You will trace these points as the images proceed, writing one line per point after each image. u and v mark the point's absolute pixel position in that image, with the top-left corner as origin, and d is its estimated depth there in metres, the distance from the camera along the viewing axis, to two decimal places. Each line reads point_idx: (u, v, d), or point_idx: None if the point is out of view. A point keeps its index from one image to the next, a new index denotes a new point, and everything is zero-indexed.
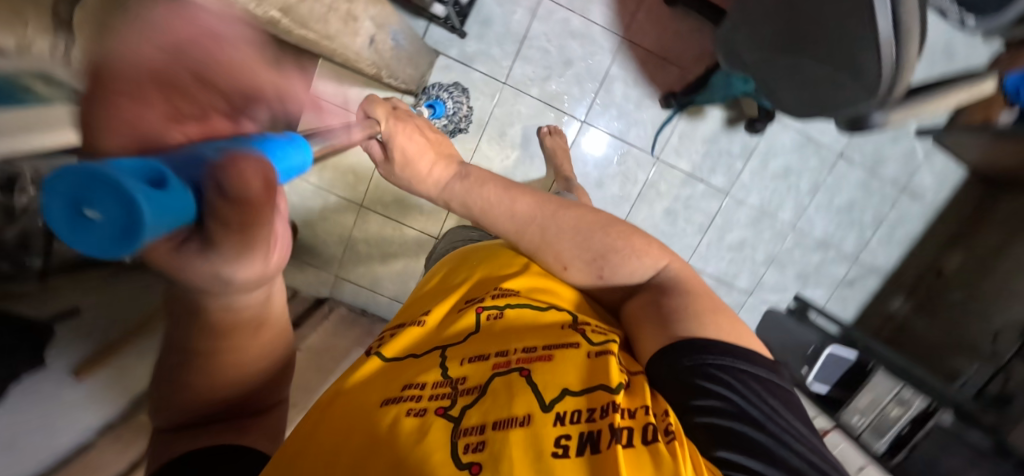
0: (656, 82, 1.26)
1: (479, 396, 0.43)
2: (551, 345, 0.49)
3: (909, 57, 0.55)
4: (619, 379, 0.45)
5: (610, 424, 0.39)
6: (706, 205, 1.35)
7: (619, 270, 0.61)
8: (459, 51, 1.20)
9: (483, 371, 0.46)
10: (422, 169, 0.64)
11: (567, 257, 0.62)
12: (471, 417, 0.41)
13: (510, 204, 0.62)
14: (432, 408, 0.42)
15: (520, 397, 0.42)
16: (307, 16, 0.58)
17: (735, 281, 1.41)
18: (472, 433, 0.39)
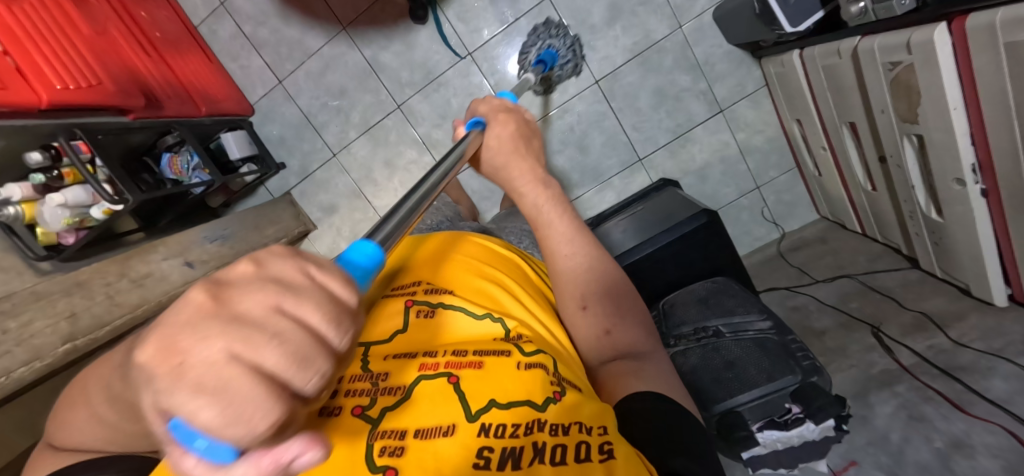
0: (397, 13, 1.17)
1: (406, 397, 0.38)
2: (488, 347, 0.42)
3: None
4: (551, 390, 0.38)
5: (541, 442, 0.34)
6: (547, 24, 1.15)
7: (628, 334, 0.52)
8: (295, 174, 1.32)
9: (410, 371, 0.40)
10: (511, 161, 0.60)
11: (593, 295, 0.53)
12: (391, 421, 0.36)
13: (581, 256, 0.56)
14: (349, 409, 0.38)
15: (446, 407, 0.36)
16: (97, 319, 0.77)
17: (654, 34, 1.14)
18: (392, 437, 0.34)
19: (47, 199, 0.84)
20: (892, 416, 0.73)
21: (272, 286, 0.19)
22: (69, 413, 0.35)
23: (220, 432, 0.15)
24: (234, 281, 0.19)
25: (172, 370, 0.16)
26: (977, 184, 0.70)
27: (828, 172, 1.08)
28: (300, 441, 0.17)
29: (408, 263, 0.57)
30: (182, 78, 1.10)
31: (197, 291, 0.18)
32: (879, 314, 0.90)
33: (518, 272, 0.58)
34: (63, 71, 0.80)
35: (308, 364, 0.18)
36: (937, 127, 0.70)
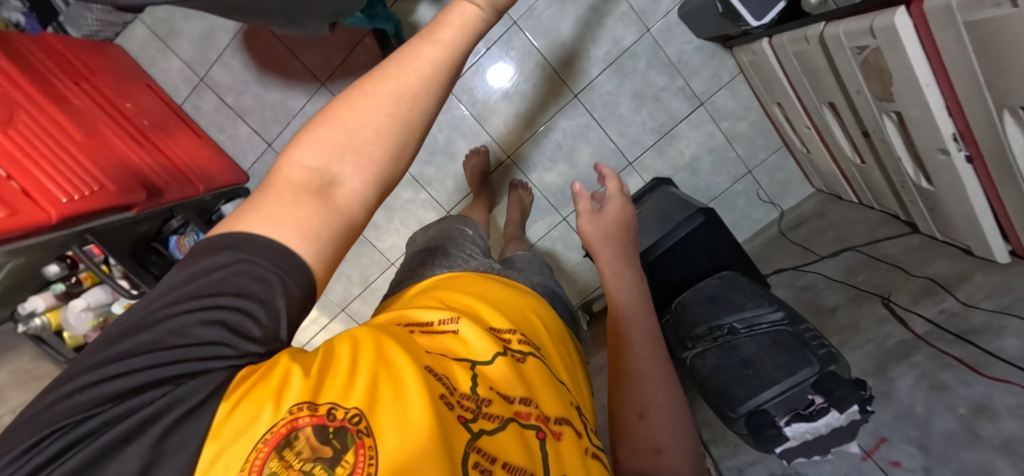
0: (371, 62, 1.19)
1: (503, 428, 0.32)
2: (562, 410, 0.37)
3: None
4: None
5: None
6: (518, 48, 1.17)
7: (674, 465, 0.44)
8: None
9: (507, 405, 0.34)
10: (616, 240, 0.60)
11: (658, 411, 0.46)
12: (488, 446, 0.30)
13: (660, 364, 0.49)
14: (460, 410, 0.31)
15: (525, 451, 0.32)
16: None
17: (624, 41, 1.16)
18: (484, 460, 0.29)
19: (69, 305, 0.87)
20: (914, 387, 0.75)
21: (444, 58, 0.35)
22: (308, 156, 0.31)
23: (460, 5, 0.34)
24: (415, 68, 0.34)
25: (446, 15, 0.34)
26: (961, 152, 0.71)
27: (816, 148, 1.10)
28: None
29: (484, 289, 0.47)
30: (175, 161, 1.12)
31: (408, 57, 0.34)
32: (886, 284, 0.92)
33: (562, 328, 0.51)
34: (63, 181, 0.82)
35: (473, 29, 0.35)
36: (913, 104, 0.72)
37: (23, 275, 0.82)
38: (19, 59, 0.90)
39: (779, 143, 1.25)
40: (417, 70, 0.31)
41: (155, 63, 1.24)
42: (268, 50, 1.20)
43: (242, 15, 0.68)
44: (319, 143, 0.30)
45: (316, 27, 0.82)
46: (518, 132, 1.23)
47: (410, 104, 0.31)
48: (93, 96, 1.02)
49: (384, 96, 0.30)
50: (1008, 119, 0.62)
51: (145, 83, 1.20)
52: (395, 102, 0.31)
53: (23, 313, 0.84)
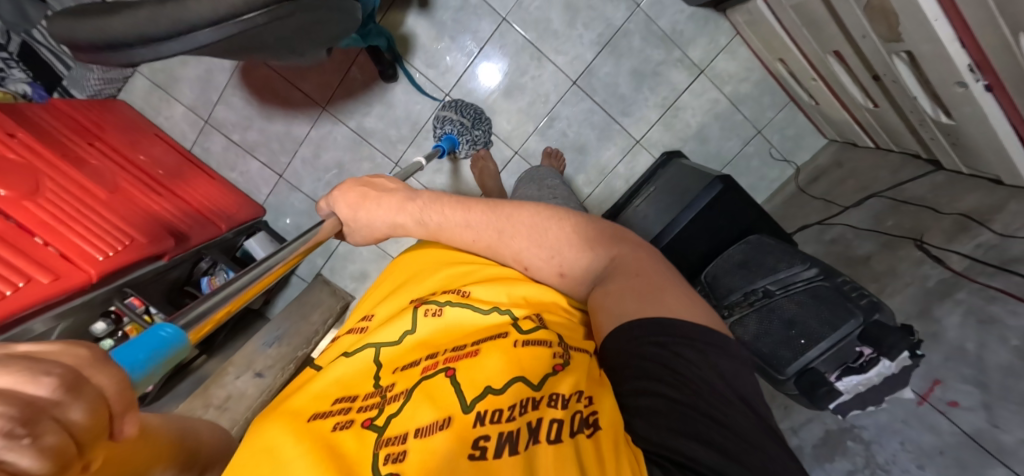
0: (368, 79, 1.20)
1: (407, 402, 0.43)
2: (486, 337, 0.49)
3: (195, 31, 0.51)
4: (552, 365, 0.44)
5: (536, 420, 0.39)
6: (510, 44, 1.17)
7: (580, 260, 0.54)
8: (320, 255, 1.36)
9: (413, 380, 0.46)
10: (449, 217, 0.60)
11: (527, 256, 0.56)
12: (396, 427, 0.41)
13: (534, 228, 0.57)
14: (359, 421, 0.43)
15: (439, 406, 0.42)
16: None
17: (615, 20, 1.16)
18: (394, 444, 0.40)
19: None
20: (962, 325, 0.74)
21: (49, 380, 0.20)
22: None
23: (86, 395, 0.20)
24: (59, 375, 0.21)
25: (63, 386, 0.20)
26: (979, 82, 0.70)
27: (825, 99, 1.08)
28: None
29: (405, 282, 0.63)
30: (195, 204, 1.14)
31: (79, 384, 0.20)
32: (918, 225, 0.90)
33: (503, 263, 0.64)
34: (95, 241, 0.85)
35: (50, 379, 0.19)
36: (923, 40, 0.71)
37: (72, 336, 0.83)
38: (31, 127, 0.93)
39: (785, 99, 1.24)
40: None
41: (160, 112, 1.26)
42: (267, 83, 1.22)
43: (249, 54, 0.69)
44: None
45: (315, 54, 0.83)
46: (521, 127, 1.24)
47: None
48: (107, 153, 1.04)
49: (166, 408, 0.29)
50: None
51: (155, 133, 1.22)
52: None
53: None
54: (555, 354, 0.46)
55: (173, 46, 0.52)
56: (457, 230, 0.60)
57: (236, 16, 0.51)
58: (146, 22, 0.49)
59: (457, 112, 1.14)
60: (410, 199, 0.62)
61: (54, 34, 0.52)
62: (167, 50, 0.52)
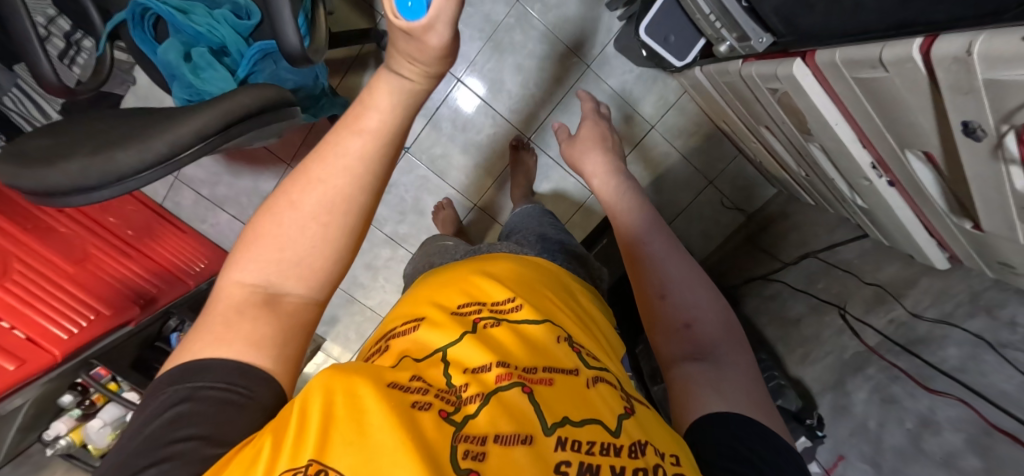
0: None
1: (486, 407, 0.31)
2: (554, 362, 0.37)
3: (130, 180, 0.56)
4: (621, 405, 0.34)
5: (622, 466, 0.28)
6: (467, 105, 1.21)
7: (711, 327, 0.41)
8: None
9: (493, 382, 0.34)
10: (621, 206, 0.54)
11: (673, 282, 0.44)
12: (479, 426, 0.30)
13: (677, 258, 0.46)
14: (435, 406, 0.31)
15: (518, 416, 0.30)
16: None
17: (567, 80, 1.19)
18: (474, 441, 0.28)
19: (88, 424, 0.95)
20: (868, 402, 0.79)
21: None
22: (251, 260, 0.32)
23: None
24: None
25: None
26: (882, 178, 0.74)
27: (765, 160, 1.12)
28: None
29: (447, 281, 0.49)
30: (163, 263, 1.20)
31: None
32: (843, 292, 0.95)
33: (555, 283, 0.51)
34: (61, 319, 0.90)
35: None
36: (828, 139, 0.74)
37: (41, 408, 0.89)
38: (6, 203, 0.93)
39: (734, 151, 1.28)
40: (347, 169, 0.31)
41: None
42: None
43: None
44: (255, 260, 0.32)
45: (265, 142, 0.87)
46: (481, 181, 1.28)
47: (343, 205, 0.31)
48: (79, 220, 1.07)
49: (355, 139, 0.31)
50: (912, 156, 0.64)
51: None
52: (328, 210, 0.31)
53: (48, 437, 0.92)
54: (625, 400, 0.35)
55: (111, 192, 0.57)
56: (628, 220, 0.52)
57: (167, 160, 0.57)
58: (82, 178, 0.54)
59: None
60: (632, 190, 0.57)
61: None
62: (103, 195, 0.57)
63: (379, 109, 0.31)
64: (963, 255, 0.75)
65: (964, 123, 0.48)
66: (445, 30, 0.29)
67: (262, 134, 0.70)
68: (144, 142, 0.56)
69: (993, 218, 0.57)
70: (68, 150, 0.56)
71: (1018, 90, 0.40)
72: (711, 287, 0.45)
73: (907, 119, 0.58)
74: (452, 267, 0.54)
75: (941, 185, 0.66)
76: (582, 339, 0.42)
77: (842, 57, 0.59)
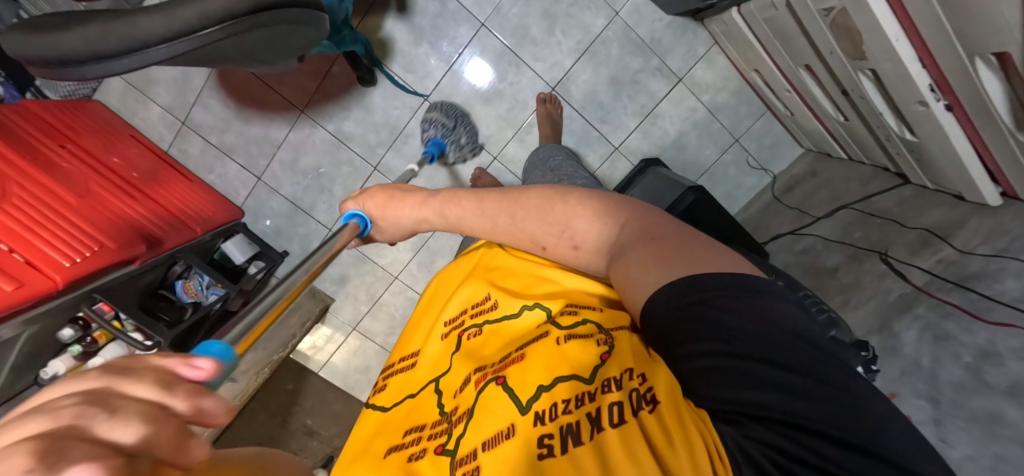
0: (346, 83, 1.20)
1: (469, 421, 0.42)
2: (530, 341, 0.47)
3: (155, 46, 0.51)
4: (598, 354, 0.42)
5: (597, 410, 0.37)
6: (492, 51, 1.17)
7: (585, 231, 0.50)
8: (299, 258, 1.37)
9: (469, 398, 0.45)
10: (473, 226, 0.59)
11: (538, 232, 0.53)
12: (465, 445, 0.41)
13: (536, 215, 0.53)
14: (428, 449, 0.42)
15: (499, 414, 0.41)
16: None
17: (593, 28, 1.16)
18: (467, 463, 0.39)
19: (89, 362, 0.90)
20: (919, 341, 0.76)
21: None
22: None
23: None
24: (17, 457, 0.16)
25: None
26: (940, 101, 0.71)
27: (799, 110, 1.08)
28: (65, 468, 0.15)
29: (426, 317, 0.64)
30: (169, 207, 1.14)
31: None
32: (883, 239, 0.92)
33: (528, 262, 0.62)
34: (64, 247, 0.84)
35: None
36: (884, 60, 0.71)
37: (37, 343, 0.83)
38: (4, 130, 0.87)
39: (762, 109, 1.25)
40: None
41: (136, 114, 1.24)
42: (244, 86, 1.21)
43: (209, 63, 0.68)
44: None
45: (285, 62, 0.83)
46: (501, 134, 1.24)
47: None
48: (80, 156, 1.01)
49: None
50: (981, 65, 0.61)
51: (130, 135, 1.20)
52: None
53: (45, 376, 0.86)
54: (600, 343, 0.43)
55: (135, 63, 0.52)
56: (471, 218, 0.59)
57: (193, 33, 0.52)
58: (105, 38, 0.49)
59: (442, 112, 1.16)
60: (431, 195, 0.64)
61: (8, 50, 0.52)
62: (124, 66, 0.52)
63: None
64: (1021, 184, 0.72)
65: None
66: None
67: (292, 31, 0.65)
68: (172, 8, 0.51)
69: None
70: (84, 18, 0.51)
71: None
72: (562, 195, 0.53)
73: (987, 11, 0.54)
74: (434, 294, 0.68)
75: (1010, 97, 0.63)
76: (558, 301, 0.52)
77: None
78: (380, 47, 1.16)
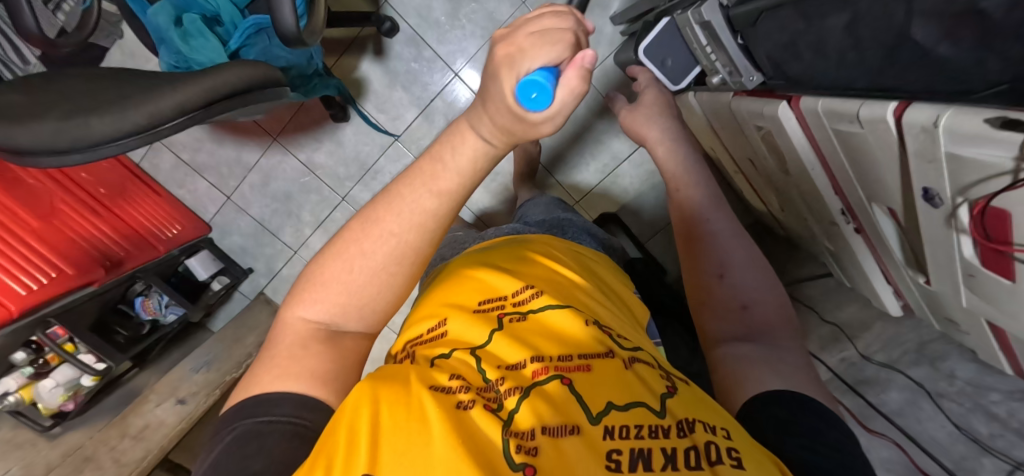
0: (319, 117, 1.23)
1: (530, 398, 0.30)
2: (591, 344, 0.36)
3: (109, 144, 0.55)
4: (664, 387, 0.33)
5: (673, 448, 0.27)
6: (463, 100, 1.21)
7: (767, 313, 0.44)
8: (263, 276, 1.41)
9: (526, 375, 0.33)
10: (677, 192, 0.55)
11: (733, 266, 0.47)
12: (526, 418, 0.29)
13: (743, 246, 0.49)
14: (478, 401, 0.30)
15: (565, 409, 0.30)
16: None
17: None
18: (523, 437, 0.28)
19: (40, 383, 0.92)
20: None
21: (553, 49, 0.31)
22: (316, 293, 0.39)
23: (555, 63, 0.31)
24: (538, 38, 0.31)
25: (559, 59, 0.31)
26: (849, 224, 0.77)
27: (746, 190, 1.14)
28: (584, 52, 0.32)
29: (456, 276, 0.50)
30: (135, 226, 1.18)
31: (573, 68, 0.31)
32: (802, 328, 0.99)
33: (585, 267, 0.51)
34: (21, 275, 0.88)
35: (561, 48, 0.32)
36: (805, 180, 0.77)
37: None
38: None
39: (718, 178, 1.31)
40: None
41: None
42: None
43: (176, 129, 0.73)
44: None
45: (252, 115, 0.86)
46: None
47: None
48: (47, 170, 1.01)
49: None
50: (878, 209, 0.67)
51: None
52: None
53: None
54: (664, 378, 0.34)
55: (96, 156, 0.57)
56: (688, 195, 0.54)
57: (146, 130, 0.57)
58: (63, 137, 0.54)
59: None
60: (677, 137, 0.60)
61: None
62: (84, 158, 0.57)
63: (460, 174, 0.37)
64: (914, 306, 0.78)
65: (925, 189, 0.50)
66: (558, 119, 0.33)
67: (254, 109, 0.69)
68: (128, 111, 0.56)
69: (940, 279, 0.59)
70: (44, 113, 0.56)
71: (979, 167, 0.41)
72: (769, 276, 0.47)
73: (875, 175, 0.60)
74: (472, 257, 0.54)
75: (902, 239, 0.69)
76: (615, 321, 0.41)
77: (822, 107, 0.59)
78: (353, 87, 1.19)
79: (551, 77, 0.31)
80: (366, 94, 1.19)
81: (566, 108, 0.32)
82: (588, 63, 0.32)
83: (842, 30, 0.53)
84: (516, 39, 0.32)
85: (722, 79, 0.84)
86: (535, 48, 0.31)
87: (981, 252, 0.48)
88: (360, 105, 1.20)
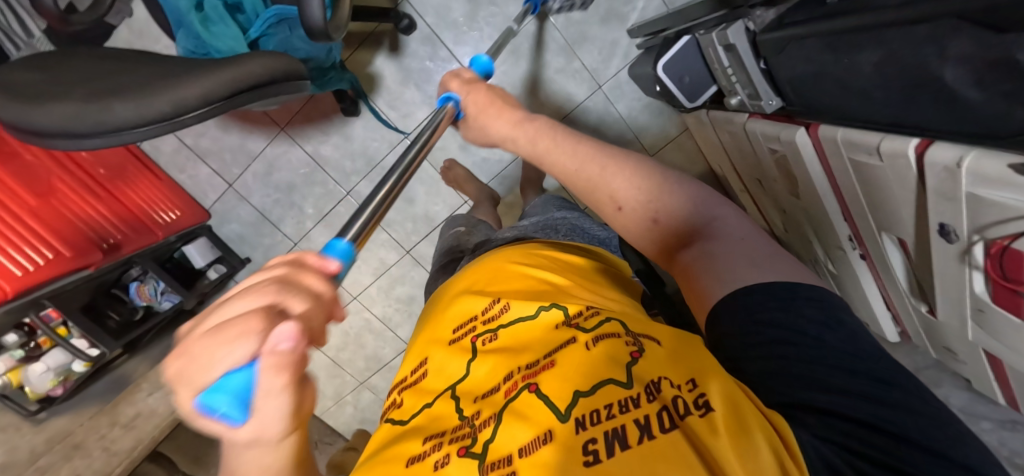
0: (329, 110, 1.22)
1: (501, 423, 0.37)
2: (553, 344, 0.42)
3: (133, 131, 0.54)
4: (629, 353, 0.38)
5: (644, 416, 0.32)
6: None
7: (676, 210, 0.50)
8: None
9: (498, 401, 0.39)
10: (557, 160, 0.57)
11: (625, 193, 0.52)
12: (497, 448, 0.35)
13: (624, 175, 0.52)
14: (453, 452, 0.36)
15: (533, 418, 0.36)
16: None
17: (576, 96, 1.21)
18: (501, 467, 0.34)
19: (30, 368, 0.88)
20: None
21: (236, 337, 0.24)
22: None
23: (240, 359, 0.24)
24: (225, 325, 0.25)
25: (255, 338, 0.24)
26: (854, 250, 0.79)
27: (750, 209, 1.17)
28: (280, 327, 0.25)
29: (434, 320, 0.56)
30: (133, 209, 1.15)
31: (264, 355, 0.24)
32: None
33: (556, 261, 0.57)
34: (16, 255, 0.86)
35: (251, 331, 0.25)
36: (814, 204, 0.79)
37: None
38: None
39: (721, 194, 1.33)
40: None
41: None
42: None
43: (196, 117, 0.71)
44: None
45: None
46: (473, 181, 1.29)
47: None
48: None
49: None
50: (887, 238, 0.69)
51: None
52: None
53: None
54: (628, 343, 0.39)
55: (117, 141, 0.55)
56: (557, 156, 0.57)
57: (171, 119, 0.55)
58: (87, 123, 0.53)
59: None
60: (527, 118, 0.61)
61: None
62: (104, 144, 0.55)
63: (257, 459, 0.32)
64: (913, 332, 0.80)
65: (942, 224, 0.52)
66: (274, 421, 0.27)
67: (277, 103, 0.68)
68: (153, 98, 0.54)
69: (943, 310, 0.61)
70: (65, 94, 0.54)
71: (1001, 209, 0.43)
72: (663, 179, 0.52)
73: (889, 206, 0.61)
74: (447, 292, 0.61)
75: (908, 269, 0.70)
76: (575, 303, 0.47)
77: (843, 137, 0.62)
78: (367, 81, 1.18)
79: (236, 392, 0.25)
80: (380, 90, 1.19)
81: (274, 407, 0.26)
82: (285, 345, 0.25)
83: (871, 64, 0.53)
84: (193, 343, 0.26)
85: (740, 100, 0.85)
86: (207, 354, 0.24)
87: (992, 290, 0.50)
88: (373, 101, 1.19)
